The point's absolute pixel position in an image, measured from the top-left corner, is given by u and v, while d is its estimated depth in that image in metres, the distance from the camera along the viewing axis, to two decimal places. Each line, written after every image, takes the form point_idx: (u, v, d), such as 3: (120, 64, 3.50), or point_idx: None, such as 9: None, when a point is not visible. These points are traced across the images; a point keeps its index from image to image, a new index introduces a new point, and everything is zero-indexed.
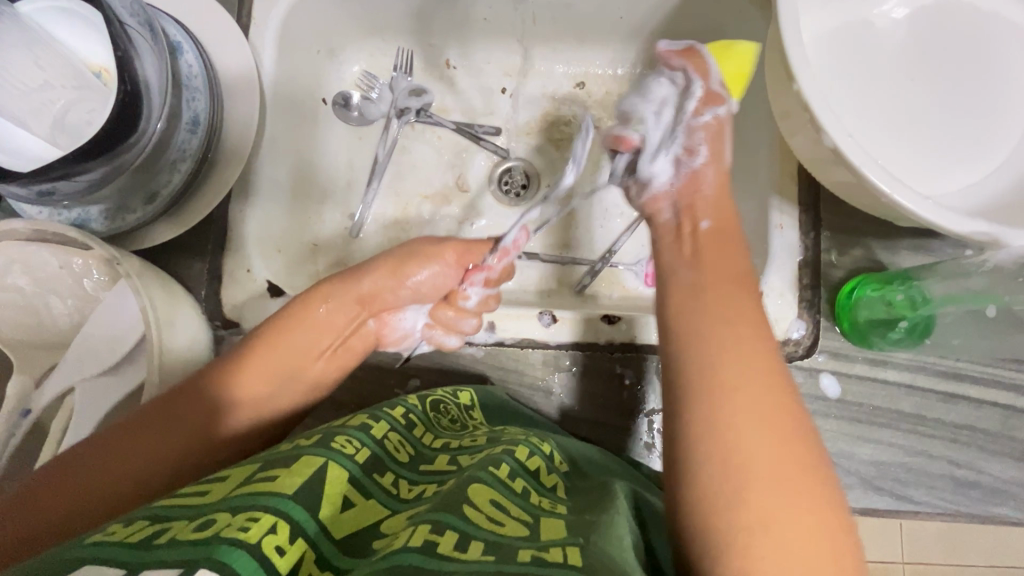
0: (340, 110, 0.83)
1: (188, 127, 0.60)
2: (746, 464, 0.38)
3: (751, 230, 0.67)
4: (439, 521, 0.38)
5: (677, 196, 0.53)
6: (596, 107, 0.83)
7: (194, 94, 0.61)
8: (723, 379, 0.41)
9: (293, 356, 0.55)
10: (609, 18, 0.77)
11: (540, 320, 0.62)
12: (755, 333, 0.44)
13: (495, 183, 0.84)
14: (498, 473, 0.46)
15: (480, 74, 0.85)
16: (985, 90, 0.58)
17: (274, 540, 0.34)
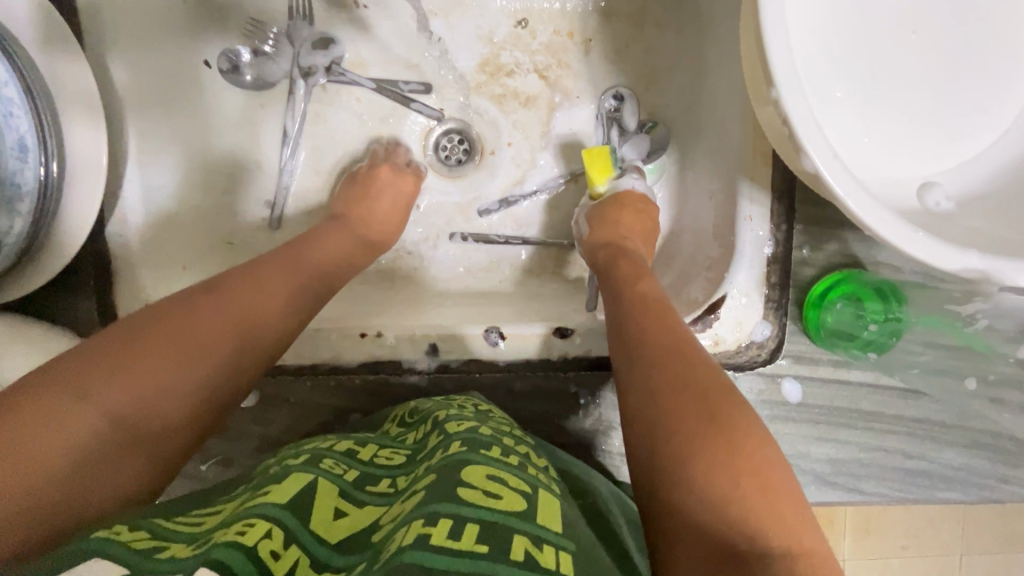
0: (228, 75, 0.66)
1: (15, 153, 0.50)
2: (670, 421, 0.40)
3: (717, 214, 0.60)
4: (430, 514, 0.35)
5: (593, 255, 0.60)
6: (542, 51, 0.69)
7: (8, 107, 0.49)
8: (649, 351, 0.45)
9: (338, 253, 0.57)
10: None
11: (486, 338, 0.57)
12: (678, 332, 0.47)
13: (431, 153, 0.72)
14: (490, 453, 0.43)
15: (399, 14, 0.69)
16: (1005, 27, 0.43)
17: (268, 544, 0.32)
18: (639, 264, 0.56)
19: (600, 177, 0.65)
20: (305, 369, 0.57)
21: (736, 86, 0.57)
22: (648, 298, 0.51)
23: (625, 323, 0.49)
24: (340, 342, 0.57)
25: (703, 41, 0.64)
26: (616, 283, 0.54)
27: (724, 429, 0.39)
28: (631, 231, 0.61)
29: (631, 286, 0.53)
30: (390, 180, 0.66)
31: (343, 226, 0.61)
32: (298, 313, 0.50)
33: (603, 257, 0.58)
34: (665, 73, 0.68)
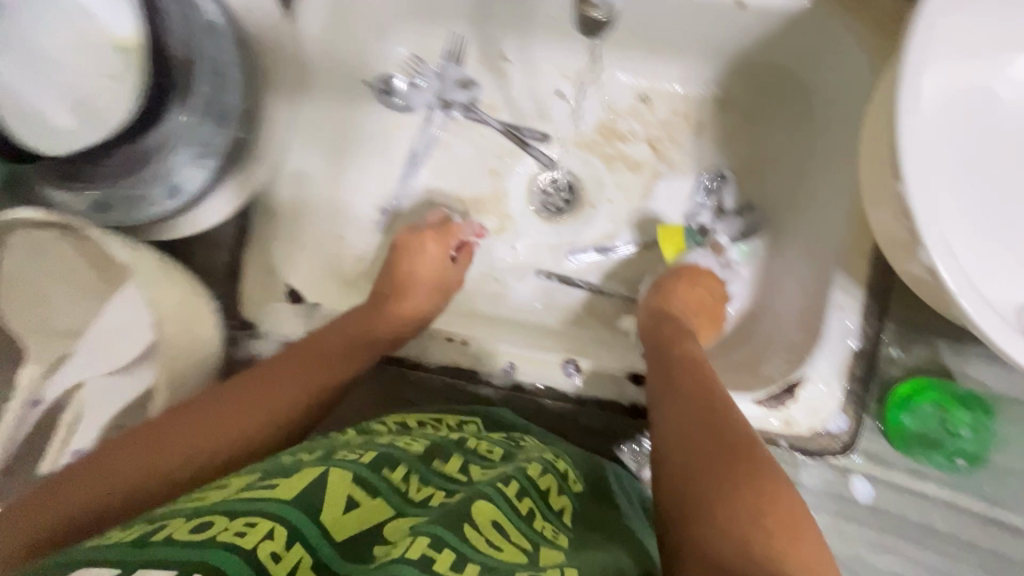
0: (380, 95, 0.76)
1: (213, 118, 0.58)
2: (693, 465, 0.42)
3: (807, 301, 0.62)
4: (436, 539, 0.36)
5: (648, 312, 0.64)
6: (657, 126, 0.76)
7: (223, 81, 0.58)
8: (683, 407, 0.48)
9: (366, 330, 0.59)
10: (690, 36, 0.69)
11: (563, 370, 0.58)
12: (715, 394, 0.49)
13: (534, 196, 0.78)
14: (503, 494, 0.43)
15: (537, 73, 0.77)
16: None
17: (270, 546, 0.32)
18: (682, 334, 0.58)
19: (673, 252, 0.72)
20: (390, 359, 0.61)
21: (842, 186, 0.61)
22: (693, 366, 0.53)
23: (671, 377, 0.52)
24: (428, 342, 0.60)
25: (813, 144, 0.69)
26: (663, 347, 0.56)
27: (746, 474, 0.41)
28: (693, 304, 0.65)
29: (674, 353, 0.55)
30: (439, 255, 0.69)
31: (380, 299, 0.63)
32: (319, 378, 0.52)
33: (653, 321, 0.62)
34: (768, 164, 0.73)
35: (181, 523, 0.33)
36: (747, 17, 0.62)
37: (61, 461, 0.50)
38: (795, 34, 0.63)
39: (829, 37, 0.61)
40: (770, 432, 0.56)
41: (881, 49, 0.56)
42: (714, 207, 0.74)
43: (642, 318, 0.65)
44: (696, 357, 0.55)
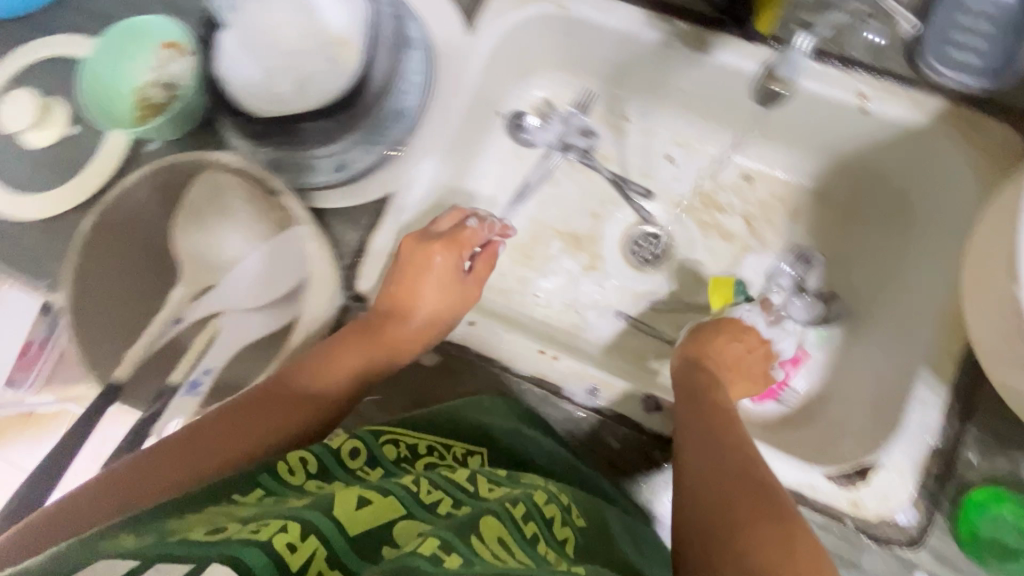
0: (513, 129, 0.85)
1: (395, 115, 0.63)
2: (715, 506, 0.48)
3: (890, 392, 0.63)
4: (442, 538, 0.37)
5: (685, 354, 0.66)
6: (756, 204, 0.82)
7: (412, 86, 0.63)
8: (704, 455, 0.52)
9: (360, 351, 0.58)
10: (807, 132, 0.74)
11: (642, 403, 0.62)
12: (731, 439, 0.54)
13: (627, 243, 0.84)
14: (509, 512, 0.44)
15: (652, 135, 0.84)
16: None
17: (284, 538, 0.35)
18: (697, 390, 0.60)
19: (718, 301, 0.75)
20: (481, 358, 0.64)
21: (935, 290, 0.64)
22: (713, 417, 0.56)
23: (692, 422, 0.56)
24: (519, 350, 0.64)
25: (908, 248, 0.72)
26: (687, 395, 0.60)
27: (759, 514, 0.46)
28: (728, 356, 0.66)
29: (699, 403, 0.58)
30: (448, 268, 0.65)
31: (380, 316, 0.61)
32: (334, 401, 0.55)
33: (682, 363, 0.65)
34: (856, 261, 0.77)
35: (198, 528, 0.36)
36: (867, 123, 0.67)
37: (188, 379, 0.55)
38: (903, 147, 0.68)
39: (935, 151, 0.65)
40: (839, 510, 0.57)
41: (991, 172, 0.61)
42: (798, 286, 0.78)
43: (677, 358, 0.67)
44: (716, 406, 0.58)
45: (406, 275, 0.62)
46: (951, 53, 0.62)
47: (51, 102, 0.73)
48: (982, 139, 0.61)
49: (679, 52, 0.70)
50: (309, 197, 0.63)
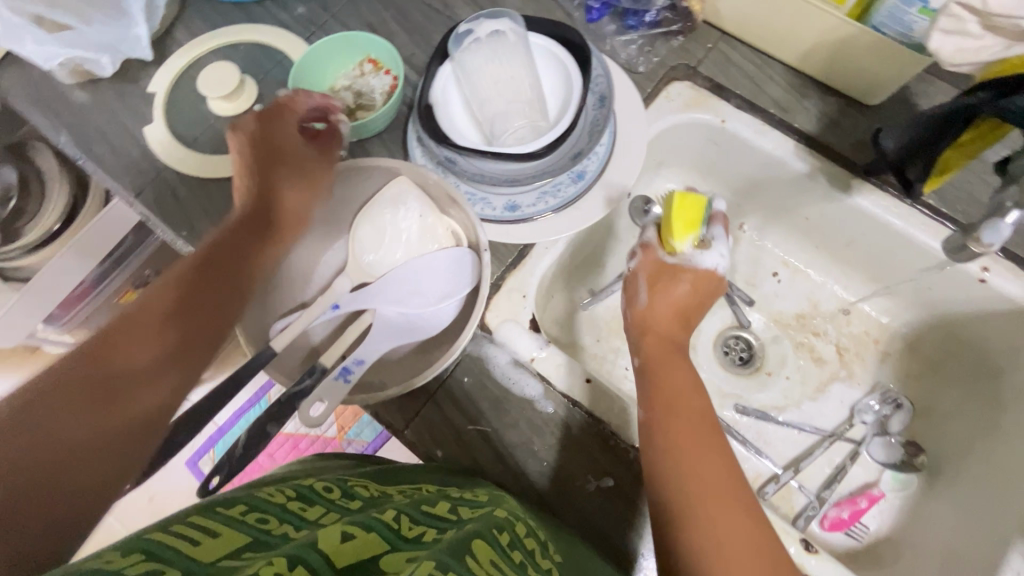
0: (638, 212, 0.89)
1: (572, 177, 0.70)
2: (720, 520, 0.52)
3: (979, 558, 0.64)
4: (443, 563, 0.35)
5: (644, 316, 0.67)
6: (850, 338, 0.86)
7: (595, 157, 0.70)
8: (704, 476, 0.54)
9: (236, 261, 0.57)
10: (914, 284, 0.80)
11: (788, 537, 0.61)
12: (715, 445, 0.57)
13: (720, 342, 0.87)
14: (497, 542, 0.43)
15: (762, 250, 0.90)
16: None
17: (272, 567, 0.30)
18: (677, 390, 0.60)
19: (683, 230, 0.68)
20: (593, 418, 0.65)
21: None
22: (697, 423, 0.58)
23: (683, 434, 0.57)
24: (631, 419, 0.65)
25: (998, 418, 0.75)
26: (661, 398, 0.60)
27: (748, 524, 0.52)
28: (670, 304, 0.67)
29: (679, 410, 0.58)
30: (300, 143, 0.63)
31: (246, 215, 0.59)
32: (208, 326, 0.53)
33: (646, 335, 0.66)
34: (942, 418, 0.80)
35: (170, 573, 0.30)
36: (980, 292, 0.73)
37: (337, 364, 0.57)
38: (1009, 324, 0.73)
39: None
40: None
41: None
42: (881, 425, 0.80)
43: (638, 299, 0.68)
44: (694, 414, 0.58)
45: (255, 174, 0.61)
46: None
47: (248, 82, 0.79)
48: None
49: (820, 187, 0.77)
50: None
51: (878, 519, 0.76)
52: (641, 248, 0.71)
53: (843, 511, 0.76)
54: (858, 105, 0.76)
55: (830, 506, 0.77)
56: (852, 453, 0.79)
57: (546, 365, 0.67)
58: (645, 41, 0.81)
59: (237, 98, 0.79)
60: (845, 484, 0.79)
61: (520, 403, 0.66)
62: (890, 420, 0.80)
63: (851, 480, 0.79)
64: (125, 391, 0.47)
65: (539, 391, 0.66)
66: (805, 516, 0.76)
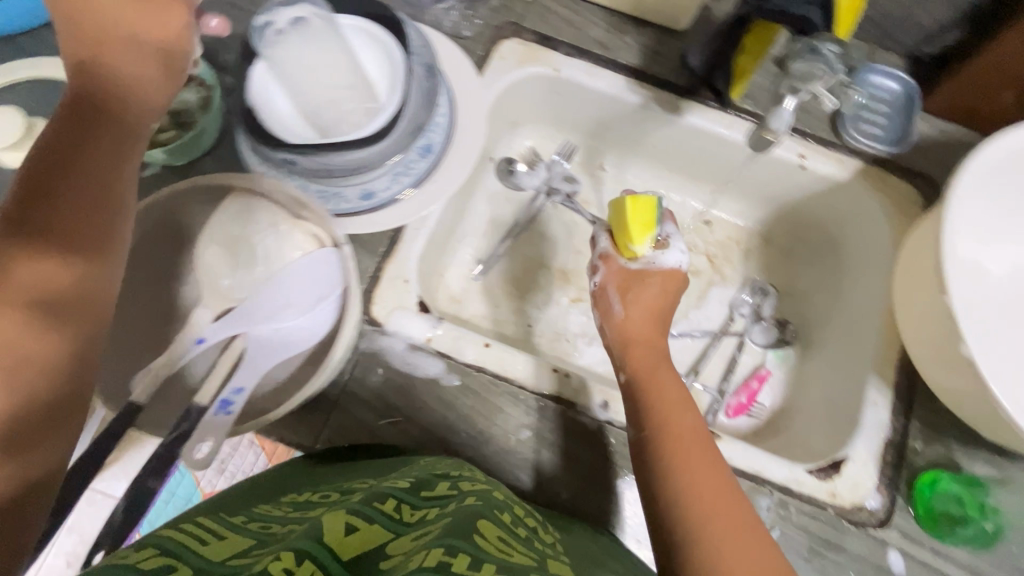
0: (502, 173, 0.93)
1: (420, 152, 0.69)
2: (703, 497, 0.55)
3: (846, 399, 0.74)
4: (448, 546, 0.41)
5: (625, 330, 0.71)
6: (715, 245, 0.95)
7: (437, 127, 0.69)
8: (687, 456, 0.58)
9: (87, 198, 0.47)
10: (754, 181, 0.88)
11: None
12: (699, 433, 0.60)
13: None
14: (500, 516, 0.50)
15: (626, 183, 0.96)
16: None
17: (279, 564, 0.36)
18: (658, 381, 0.64)
19: (641, 234, 0.72)
20: (498, 378, 0.67)
21: (871, 312, 0.77)
22: (680, 413, 0.61)
23: (665, 421, 0.61)
24: (535, 369, 0.68)
25: (841, 278, 0.86)
26: (641, 389, 0.64)
27: (727, 501, 0.55)
28: (645, 310, 0.71)
29: (661, 400, 0.63)
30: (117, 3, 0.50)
31: (83, 127, 0.48)
32: (81, 308, 0.46)
33: (624, 347, 0.70)
34: (801, 293, 0.90)
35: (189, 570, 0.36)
36: (803, 177, 0.83)
37: (216, 398, 0.54)
38: (833, 198, 0.84)
39: (854, 197, 0.81)
40: (819, 502, 0.65)
41: (901, 218, 0.77)
42: (757, 311, 0.89)
43: (614, 307, 0.72)
44: (689, 431, 0.60)
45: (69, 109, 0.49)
46: (864, 125, 0.80)
47: (39, 124, 0.70)
48: (889, 191, 0.78)
49: (655, 113, 0.82)
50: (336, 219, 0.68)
51: (770, 393, 0.85)
52: (602, 260, 0.76)
53: (742, 396, 0.84)
54: (670, 32, 0.82)
55: (732, 396, 0.84)
56: (737, 344, 0.88)
57: (442, 341, 0.67)
58: (464, 6, 0.81)
59: (31, 145, 0.69)
60: (739, 372, 0.87)
61: (425, 384, 0.66)
62: (762, 305, 0.90)
63: (743, 366, 0.87)
64: (14, 371, 0.41)
65: (442, 368, 0.67)
66: (712, 411, 0.83)
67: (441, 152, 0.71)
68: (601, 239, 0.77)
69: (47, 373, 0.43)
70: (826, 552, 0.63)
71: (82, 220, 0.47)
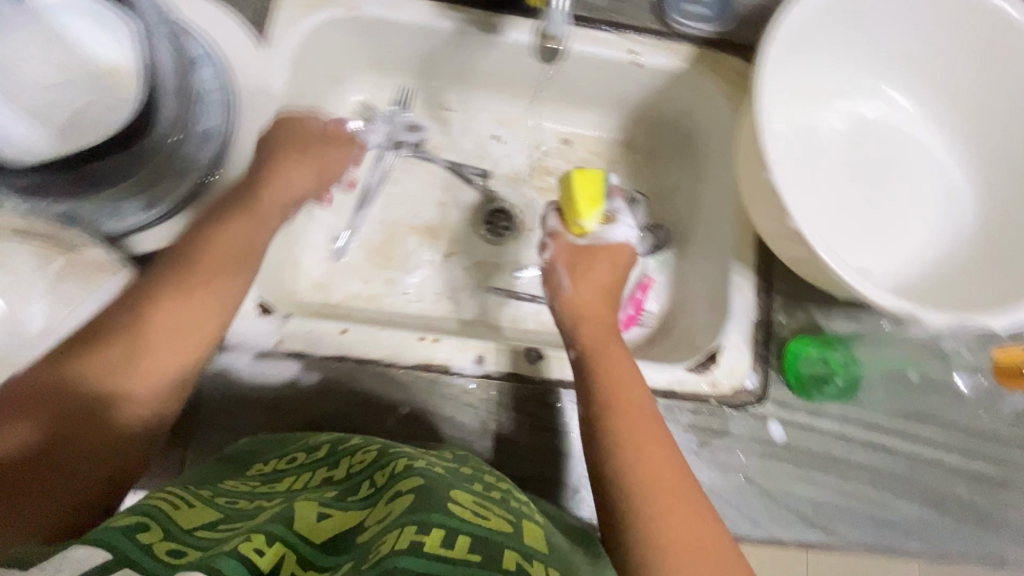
0: (336, 136, 0.84)
1: (200, 139, 0.63)
2: (655, 486, 0.52)
3: (714, 289, 0.76)
4: (423, 523, 0.40)
5: (566, 310, 0.66)
6: (579, 163, 0.91)
7: (209, 108, 0.64)
8: (638, 440, 0.55)
9: (218, 272, 0.56)
10: (598, 89, 0.84)
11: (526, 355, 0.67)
12: (648, 414, 0.57)
13: (480, 222, 0.88)
14: (474, 486, 0.50)
15: (474, 118, 0.89)
16: (895, 191, 0.70)
17: (251, 546, 0.37)
18: (605, 358, 0.61)
19: (590, 210, 0.68)
20: (363, 361, 0.64)
21: (725, 200, 0.78)
22: (627, 394, 0.58)
23: (614, 404, 0.58)
24: (401, 342, 0.65)
25: (697, 170, 0.86)
26: (592, 367, 0.61)
27: (676, 490, 0.52)
28: (597, 286, 0.68)
29: (610, 377, 0.60)
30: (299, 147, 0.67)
31: (238, 228, 0.60)
32: (196, 352, 0.53)
33: (573, 325, 0.65)
34: (668, 192, 0.89)
35: (160, 532, 0.38)
36: (642, 74, 0.79)
37: None
38: (674, 90, 0.81)
39: (690, 85, 0.79)
40: (703, 395, 0.67)
41: (738, 98, 0.77)
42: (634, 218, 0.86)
43: (562, 283, 0.68)
44: (637, 409, 0.57)
45: (218, 236, 0.58)
46: (692, 8, 0.77)
47: None
48: (724, 70, 0.76)
49: (474, 37, 0.75)
50: (122, 243, 0.59)
51: (656, 298, 0.85)
52: (551, 238, 0.71)
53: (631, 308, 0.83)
54: None
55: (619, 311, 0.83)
56: None
57: (294, 341, 0.63)
58: None
59: None
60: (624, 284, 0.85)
61: (282, 392, 0.63)
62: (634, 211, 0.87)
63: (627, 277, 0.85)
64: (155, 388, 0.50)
65: (299, 368, 0.63)
66: None
67: (230, 138, 0.66)
68: (551, 216, 0.73)
69: (98, 434, 0.46)
70: (716, 442, 0.65)
71: (219, 280, 0.55)
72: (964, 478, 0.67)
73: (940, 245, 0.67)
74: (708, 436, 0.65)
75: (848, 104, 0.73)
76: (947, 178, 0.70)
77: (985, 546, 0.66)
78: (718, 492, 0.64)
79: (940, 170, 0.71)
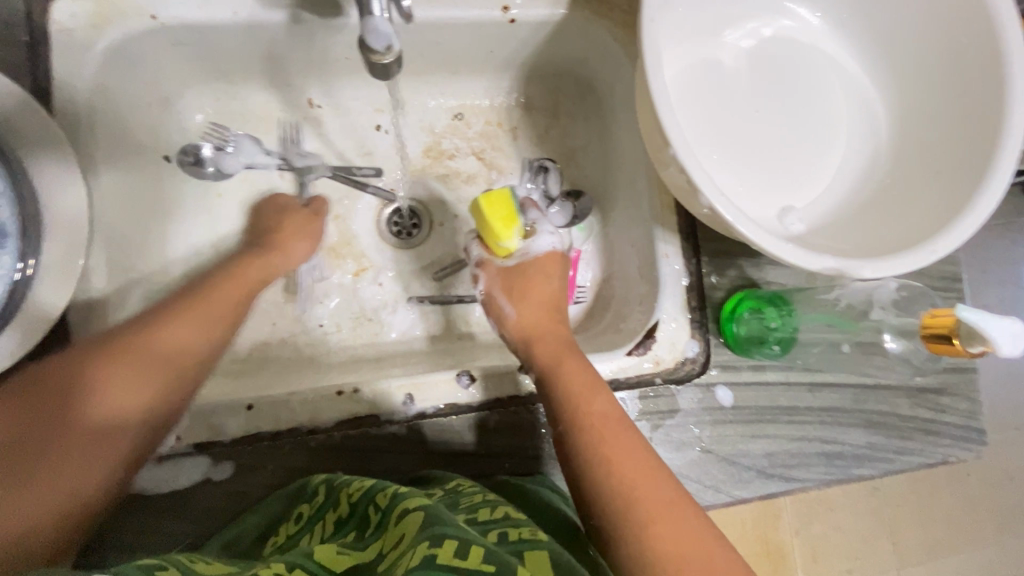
0: (190, 168, 0.70)
1: None
2: (647, 500, 0.45)
3: (640, 256, 0.71)
4: (436, 536, 0.37)
5: (515, 337, 0.60)
6: (479, 139, 0.81)
7: None
8: (613, 448, 0.48)
9: (207, 318, 0.56)
10: (479, 52, 0.74)
11: (458, 382, 0.61)
12: (618, 419, 0.51)
13: (384, 227, 0.79)
14: (488, 505, 0.46)
15: (349, 111, 0.78)
16: (814, 116, 0.66)
17: None
18: (560, 373, 0.54)
19: (506, 229, 0.60)
20: (284, 432, 0.59)
21: (638, 158, 0.72)
22: (590, 403, 0.52)
23: (581, 412, 0.51)
24: (318, 401, 0.59)
25: (607, 127, 0.79)
26: (550, 389, 0.54)
27: (667, 499, 0.46)
28: (541, 302, 0.61)
29: (576, 391, 0.53)
30: (295, 222, 0.71)
31: (231, 277, 0.62)
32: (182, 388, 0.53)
33: (524, 355, 0.59)
34: (581, 152, 0.82)
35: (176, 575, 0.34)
36: (519, 30, 0.70)
37: None
38: (563, 38, 0.72)
39: (580, 30, 0.70)
40: (647, 374, 0.64)
41: (629, 39, 0.69)
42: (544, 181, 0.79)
43: (505, 307, 0.61)
44: (603, 416, 0.51)
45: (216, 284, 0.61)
46: None
47: None
48: (610, 11, 0.68)
49: (315, 26, 0.64)
50: None
51: (587, 270, 0.79)
52: (479, 268, 0.64)
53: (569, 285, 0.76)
54: None
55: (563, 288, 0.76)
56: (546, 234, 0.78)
57: (194, 432, 0.57)
58: None
59: None
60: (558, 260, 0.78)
61: (197, 487, 0.57)
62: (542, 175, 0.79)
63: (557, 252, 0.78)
64: (140, 419, 0.49)
65: (208, 463, 0.57)
66: None
67: (37, 221, 0.54)
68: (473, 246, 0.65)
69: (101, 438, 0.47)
70: (668, 422, 0.64)
71: (211, 320, 0.57)
72: (905, 395, 0.68)
73: (858, 163, 0.65)
74: (659, 417, 0.64)
75: (755, 25, 0.67)
76: (858, 86, 0.67)
77: (930, 454, 0.68)
78: (677, 470, 0.63)
79: (850, 78, 0.67)
